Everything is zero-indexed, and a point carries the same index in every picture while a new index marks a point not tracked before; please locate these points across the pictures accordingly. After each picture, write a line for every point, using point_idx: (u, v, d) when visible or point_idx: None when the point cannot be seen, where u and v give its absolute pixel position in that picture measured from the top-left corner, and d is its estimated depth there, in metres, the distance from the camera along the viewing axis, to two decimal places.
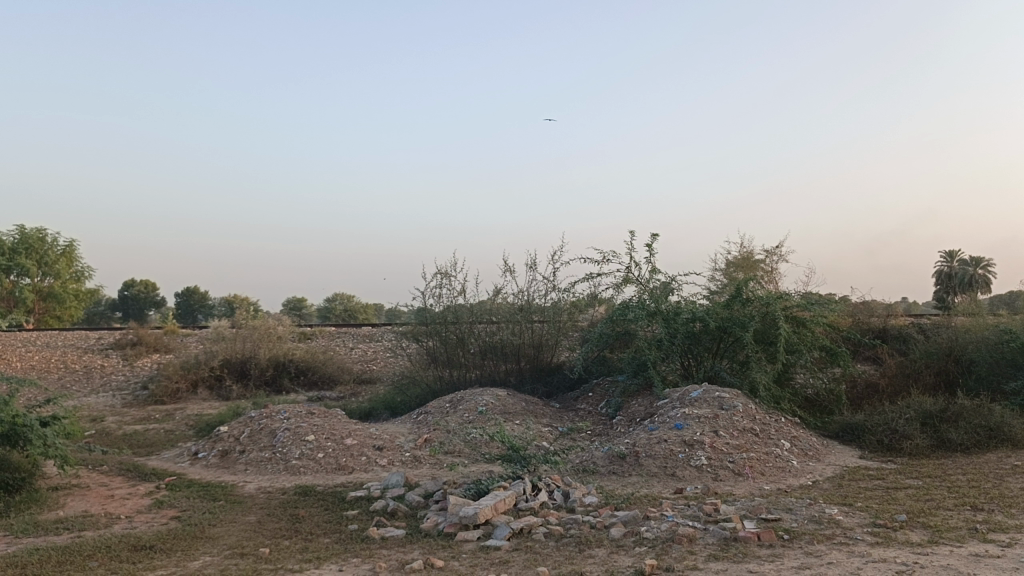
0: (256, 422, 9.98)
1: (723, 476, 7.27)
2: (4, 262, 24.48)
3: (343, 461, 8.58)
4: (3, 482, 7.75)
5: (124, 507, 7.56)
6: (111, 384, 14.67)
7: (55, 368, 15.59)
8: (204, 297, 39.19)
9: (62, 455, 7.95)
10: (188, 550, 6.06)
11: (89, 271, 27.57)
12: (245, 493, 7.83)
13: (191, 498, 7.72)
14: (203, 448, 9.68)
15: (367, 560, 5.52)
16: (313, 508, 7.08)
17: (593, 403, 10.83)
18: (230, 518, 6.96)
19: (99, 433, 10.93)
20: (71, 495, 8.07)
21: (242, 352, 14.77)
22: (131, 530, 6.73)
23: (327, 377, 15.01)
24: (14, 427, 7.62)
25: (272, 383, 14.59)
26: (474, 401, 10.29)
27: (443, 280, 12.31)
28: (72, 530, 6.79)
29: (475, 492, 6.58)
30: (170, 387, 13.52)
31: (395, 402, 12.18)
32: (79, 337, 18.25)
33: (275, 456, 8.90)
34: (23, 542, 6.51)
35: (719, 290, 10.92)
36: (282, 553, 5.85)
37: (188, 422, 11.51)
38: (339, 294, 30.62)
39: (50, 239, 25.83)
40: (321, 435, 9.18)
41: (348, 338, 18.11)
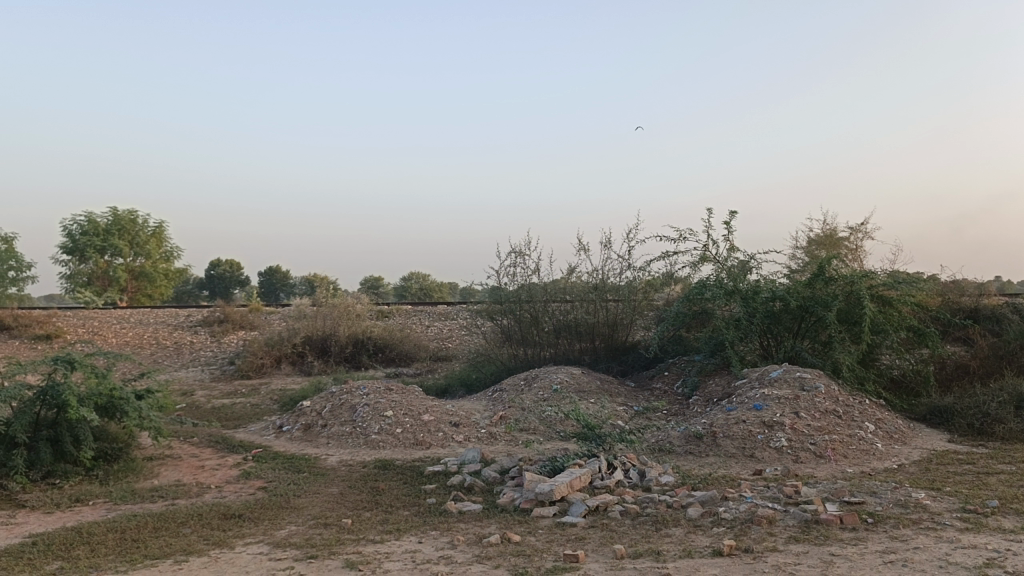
0: (337, 397, 10.24)
1: (804, 458, 7.14)
2: (100, 243, 25.74)
3: (421, 437, 8.74)
4: (102, 452, 8.19)
5: (214, 476, 7.90)
6: (200, 360, 15.24)
7: (147, 344, 16.28)
8: (286, 277, 40.22)
9: (156, 427, 8.35)
10: (275, 520, 6.29)
11: (178, 252, 28.60)
12: (327, 466, 8.07)
13: (277, 469, 8.00)
14: (287, 422, 10.00)
15: (446, 533, 5.63)
16: (392, 482, 7.25)
17: (669, 382, 10.74)
18: (314, 489, 7.19)
19: (190, 406, 11.40)
20: (164, 465, 8.46)
21: (323, 329, 15.15)
22: (221, 499, 7.02)
23: (404, 355, 15.23)
24: (112, 399, 8.07)
25: (351, 359, 14.94)
26: (548, 379, 10.34)
27: (517, 259, 12.33)
28: (166, 498, 7.12)
29: (551, 469, 6.63)
30: (255, 362, 13.99)
31: (471, 379, 12.33)
32: (169, 314, 19.00)
33: (356, 431, 9.12)
34: (122, 508, 6.87)
35: (800, 268, 10.65)
36: (364, 524, 6.03)
37: (272, 397, 11.89)
38: (415, 272, 31.01)
39: (141, 221, 26.94)
40: (399, 411, 9.36)
41: (424, 317, 18.35)
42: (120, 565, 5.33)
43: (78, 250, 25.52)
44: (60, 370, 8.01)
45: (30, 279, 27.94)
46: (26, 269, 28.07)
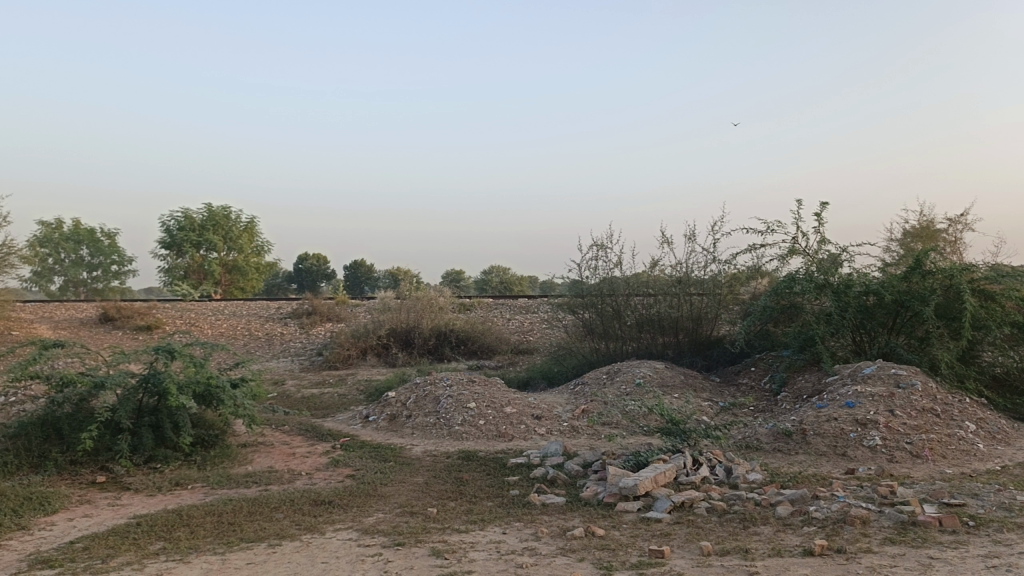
0: (421, 389, 10.41)
1: (900, 457, 6.89)
2: (196, 238, 26.81)
3: (503, 429, 8.80)
4: (200, 438, 8.55)
5: (305, 464, 8.14)
6: (290, 350, 15.72)
7: (240, 335, 16.88)
8: (370, 270, 41.03)
9: (249, 415, 8.66)
10: (363, 507, 6.45)
11: (268, 246, 29.52)
12: (412, 456, 8.22)
13: (364, 458, 8.20)
14: (373, 412, 10.22)
15: (530, 524, 5.66)
16: (476, 472, 7.33)
17: (756, 378, 10.52)
18: (399, 478, 7.34)
19: (281, 396, 11.77)
20: (258, 451, 8.77)
21: (407, 322, 15.40)
22: (312, 486, 7.25)
23: (487, 347, 15.35)
24: (209, 387, 8.43)
25: (435, 352, 15.16)
26: (631, 373, 10.27)
27: (599, 252, 12.27)
28: (260, 483, 7.38)
29: (635, 463, 6.60)
30: (342, 353, 14.34)
31: (553, 373, 12.36)
32: (261, 306, 19.64)
33: (440, 422, 9.26)
34: (219, 492, 7.16)
35: (894, 262, 10.29)
36: (449, 513, 6.12)
37: (359, 388, 12.16)
38: (496, 266, 31.23)
39: (233, 216, 27.92)
40: (482, 403, 9.46)
41: (505, 310, 18.46)
42: (218, 547, 5.56)
43: (176, 245, 26.65)
44: (161, 359, 8.40)
45: (132, 272, 29.30)
46: (128, 263, 29.43)
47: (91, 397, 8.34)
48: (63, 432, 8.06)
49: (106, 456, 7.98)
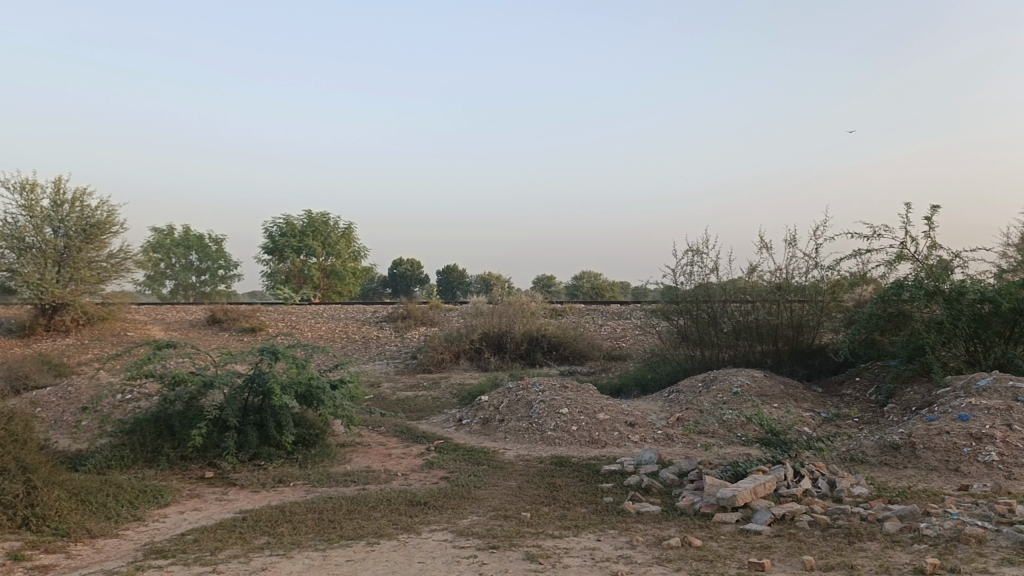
0: (514, 393, 10.45)
1: (1019, 475, 6.51)
2: (297, 244, 27.75)
3: (596, 435, 8.75)
4: (302, 437, 8.83)
5: (400, 465, 8.30)
6: (385, 353, 16.06)
7: (338, 338, 17.35)
8: (462, 275, 41.52)
9: (348, 415, 8.88)
10: (457, 509, 6.52)
11: (364, 251, 30.27)
12: (505, 460, 8.26)
13: (458, 461, 8.29)
14: (466, 415, 10.34)
15: (624, 532, 5.61)
16: (569, 478, 7.31)
17: (861, 389, 10.13)
18: (493, 482, 7.39)
19: (377, 397, 12.03)
20: (355, 451, 8.99)
21: (499, 326, 15.50)
22: (408, 486, 7.38)
23: (579, 353, 15.29)
24: (310, 388, 8.70)
25: (527, 357, 15.20)
26: (728, 382, 10.04)
27: (694, 258, 12.06)
28: (358, 483, 7.56)
29: (733, 474, 6.45)
30: (436, 357, 14.56)
31: (646, 380, 12.21)
32: (358, 310, 20.15)
33: (532, 426, 9.28)
34: (319, 490, 7.37)
35: (1012, 268, 9.74)
36: (543, 518, 6.12)
37: (452, 391, 12.31)
38: (587, 271, 31.12)
39: (332, 223, 28.77)
40: (575, 409, 9.43)
41: (597, 316, 18.38)
42: (319, 543, 5.72)
43: (278, 250, 27.65)
44: (266, 359, 8.74)
45: (237, 277, 30.52)
46: (233, 268, 30.69)
47: (201, 396, 8.73)
48: (175, 429, 8.45)
49: (213, 452, 8.33)
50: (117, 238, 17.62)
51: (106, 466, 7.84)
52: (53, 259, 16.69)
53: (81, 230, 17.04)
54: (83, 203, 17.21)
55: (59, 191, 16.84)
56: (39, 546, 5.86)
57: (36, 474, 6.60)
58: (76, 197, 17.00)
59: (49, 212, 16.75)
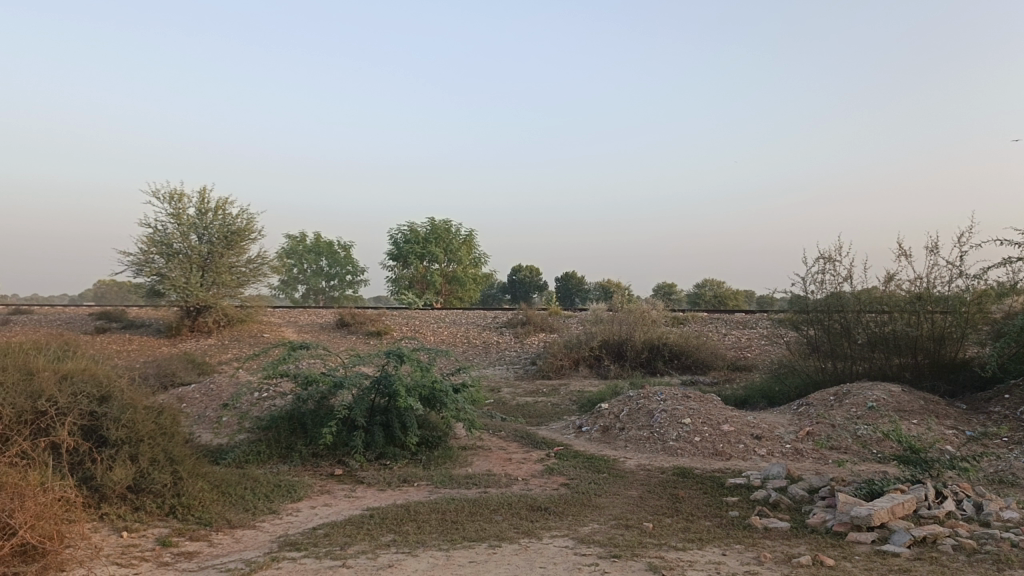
0: (635, 402, 10.34)
1: None
2: (420, 250, 28.56)
3: (720, 447, 8.54)
4: (426, 438, 9.04)
5: (521, 470, 8.36)
6: (505, 359, 16.24)
7: (459, 342, 17.67)
8: (581, 282, 41.51)
9: (469, 419, 9.04)
10: (578, 516, 6.50)
11: (484, 258, 30.80)
12: (626, 469, 8.18)
13: (578, 468, 8.27)
14: (586, 423, 10.30)
15: (751, 548, 5.45)
16: (692, 490, 7.17)
17: (1011, 407, 9.45)
18: (613, 490, 7.33)
19: (498, 402, 12.17)
20: (477, 454, 9.12)
21: (619, 334, 15.38)
22: (528, 491, 7.42)
23: (702, 362, 14.92)
24: (434, 391, 8.91)
25: (647, 365, 15.00)
26: (862, 396, 9.58)
27: (826, 266, 11.61)
28: (479, 485, 7.67)
29: (868, 492, 6.15)
30: (556, 363, 14.62)
31: (773, 392, 11.82)
32: (479, 315, 20.46)
33: (654, 436, 9.15)
34: (442, 491, 7.52)
35: None
36: (665, 530, 6.03)
37: (572, 398, 12.31)
38: (709, 279, 30.51)
39: (454, 230, 29.42)
40: (698, 419, 9.24)
41: (721, 325, 17.95)
42: (443, 543, 5.83)
43: (402, 257, 28.53)
44: (392, 362, 9.02)
45: (364, 282, 31.66)
46: (360, 274, 31.82)
47: (331, 395, 9.10)
48: (307, 427, 8.83)
49: (342, 450, 8.65)
50: (255, 245, 18.60)
51: (244, 460, 8.29)
52: (197, 264, 17.79)
53: (223, 236, 18.09)
54: (224, 212, 18.26)
55: (203, 200, 17.94)
56: (185, 533, 6.25)
57: (182, 465, 7.06)
58: (219, 206, 18.06)
59: (194, 220, 17.87)
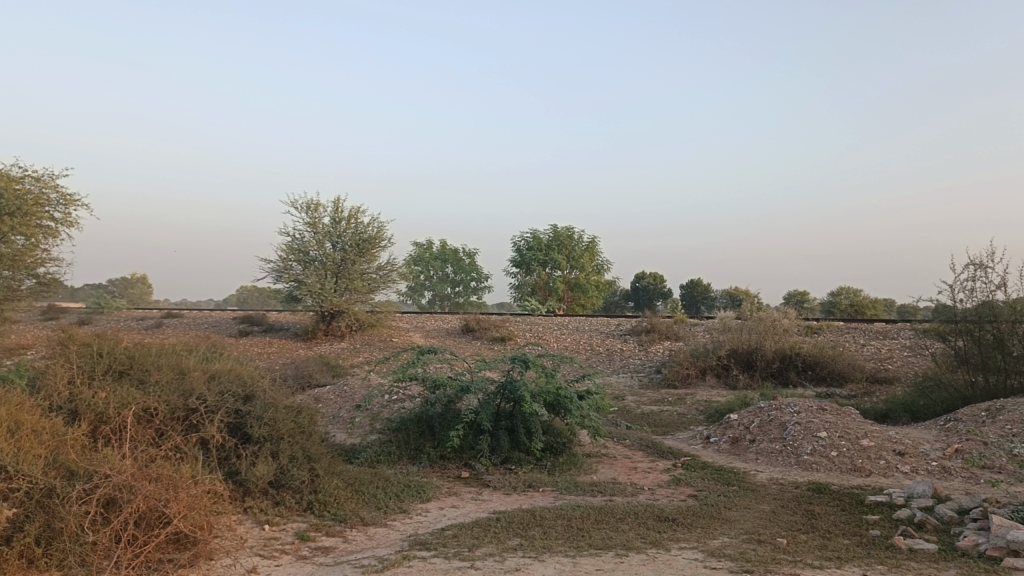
0: (766, 413, 10.01)
1: None
2: (543, 257, 28.78)
3: (859, 463, 8.15)
4: (550, 444, 9.06)
5: (647, 479, 8.25)
6: (630, 366, 16.09)
7: (583, 349, 17.64)
8: (707, 289, 40.62)
9: (594, 426, 9.00)
10: (707, 529, 6.35)
11: (607, 264, 30.68)
12: (757, 482, 7.93)
13: (707, 479, 8.09)
14: (715, 433, 10.06)
15: (895, 569, 5.17)
16: (828, 507, 6.86)
17: None
18: (744, 504, 7.12)
19: (622, 410, 12.07)
20: (601, 462, 9.07)
21: (749, 343, 14.93)
22: (655, 501, 7.32)
23: (838, 374, 14.25)
24: (559, 397, 8.93)
25: (779, 376, 14.49)
26: (1018, 412, 8.92)
27: (976, 272, 10.92)
28: (604, 493, 7.62)
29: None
30: (682, 372, 14.40)
31: (917, 406, 11.17)
32: (602, 323, 20.37)
33: (786, 449, 8.84)
34: (567, 498, 7.52)
35: None
36: (800, 546, 5.80)
37: (698, 407, 12.06)
38: (844, 287, 29.21)
39: (577, 237, 29.45)
40: (834, 433, 8.85)
41: (858, 335, 17.14)
42: (569, 549, 5.84)
43: (525, 263, 28.81)
44: (517, 368, 9.12)
45: (488, 288, 32.12)
46: (484, 281, 32.32)
47: (457, 400, 9.27)
48: (435, 429, 9.03)
49: (469, 454, 8.81)
50: (385, 252, 19.22)
51: (375, 460, 8.59)
52: (331, 271, 18.55)
53: (356, 244, 18.80)
54: (356, 220, 18.96)
55: (338, 209, 18.69)
56: (321, 529, 6.51)
57: (319, 463, 7.35)
58: (351, 214, 18.76)
59: (329, 229, 18.65)
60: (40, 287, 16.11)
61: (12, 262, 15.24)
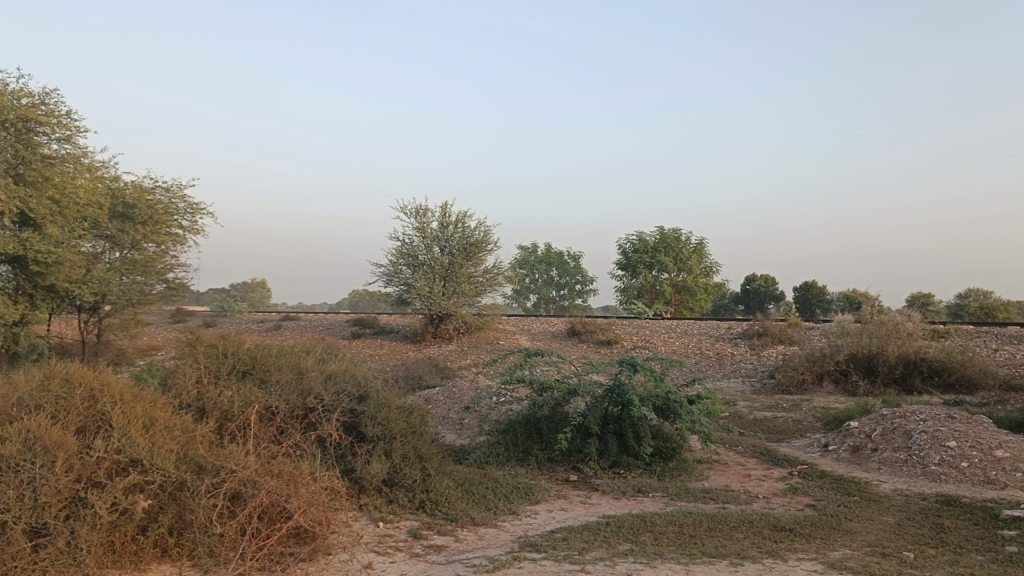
0: (889, 421, 9.56)
1: None
2: (650, 260, 28.46)
3: (993, 475, 7.68)
4: (660, 449, 8.93)
5: (761, 487, 8.02)
6: (741, 371, 15.70)
7: (692, 353, 17.32)
8: (822, 292, 39.18)
9: (705, 431, 8.81)
10: (827, 540, 6.12)
11: (716, 267, 30.02)
12: (880, 493, 7.58)
13: (825, 489, 7.79)
14: (833, 441, 9.68)
15: None
16: (959, 520, 6.50)
17: None
18: (867, 515, 6.82)
19: (735, 416, 11.77)
20: (713, 468, 8.87)
21: (869, 348, 14.31)
22: (770, 510, 7.10)
23: (968, 380, 13.46)
24: (668, 401, 8.79)
25: (902, 382, 13.82)
26: None
27: None
28: (717, 501, 7.45)
29: None
30: (796, 377, 13.99)
31: None
32: (712, 326, 19.94)
33: (912, 459, 8.42)
34: (678, 504, 7.39)
35: None
36: (929, 561, 5.51)
37: (815, 414, 11.64)
38: (973, 289, 27.58)
39: (684, 238, 28.93)
40: (965, 443, 8.36)
41: (991, 339, 16.14)
42: (681, 557, 5.74)
43: (632, 266, 28.56)
44: (625, 371, 9.02)
45: (593, 292, 31.98)
46: (589, 284, 32.19)
47: (565, 402, 9.25)
48: (543, 432, 9.05)
49: (577, 457, 8.79)
50: (491, 256, 19.42)
51: (484, 462, 8.70)
52: (439, 274, 18.89)
53: (463, 248, 19.08)
54: (464, 225, 19.25)
55: (445, 214, 19.02)
56: (433, 527, 6.63)
57: (430, 462, 7.50)
58: (458, 219, 19.07)
59: (437, 234, 19.03)
60: (169, 291, 17.05)
61: (145, 268, 16.16)
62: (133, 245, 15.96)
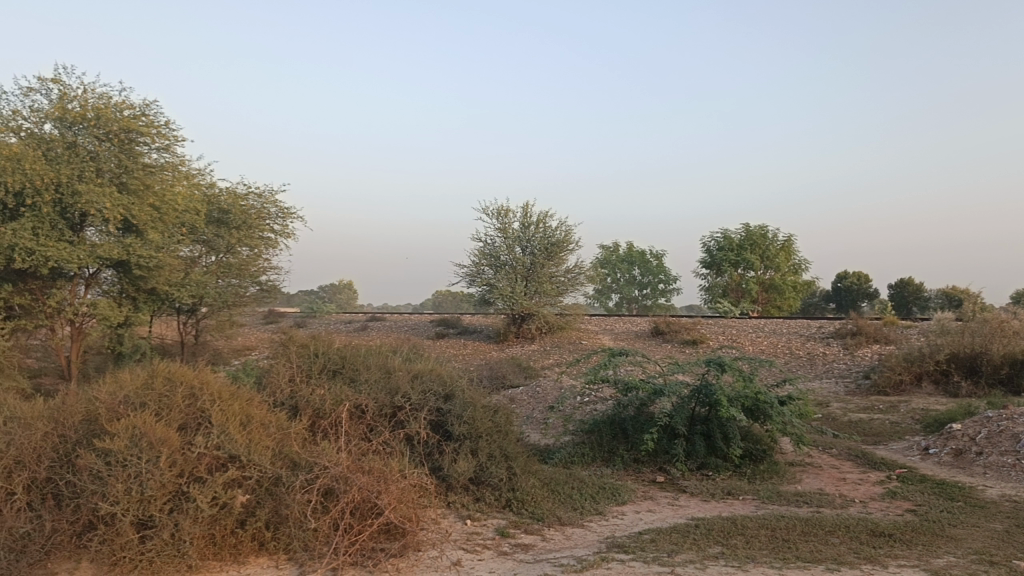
0: (995, 423, 9.11)
1: None
2: (735, 258, 27.88)
3: None
4: (749, 451, 8.75)
5: (857, 491, 7.76)
6: (833, 371, 15.24)
7: (781, 353, 16.91)
8: (919, 289, 37.69)
9: (797, 433, 8.57)
10: (930, 546, 5.88)
11: (805, 264, 29.20)
12: (986, 498, 7.23)
13: (926, 493, 7.48)
14: (934, 444, 9.29)
15: None
16: None
17: None
18: (972, 521, 6.52)
19: (828, 418, 11.43)
20: (806, 471, 8.63)
21: (971, 347, 13.68)
22: (868, 515, 6.86)
23: None
24: (757, 401, 8.59)
25: (1009, 383, 13.15)
26: None
27: None
28: (811, 504, 7.25)
29: None
30: (893, 378, 13.50)
31: None
32: (802, 325, 19.40)
33: (1021, 464, 8.01)
34: (770, 507, 7.22)
35: None
36: None
37: (914, 416, 11.19)
38: None
39: (771, 235, 28.21)
40: None
41: None
42: (775, 561, 5.61)
43: (716, 264, 28.04)
44: (712, 371, 8.86)
45: (676, 291, 31.55)
46: (673, 283, 31.74)
47: (650, 403, 9.15)
48: (629, 432, 8.97)
49: (664, 458, 8.69)
50: (573, 255, 19.37)
51: (570, 461, 8.69)
52: (522, 275, 18.95)
53: (544, 248, 19.10)
54: (545, 225, 19.26)
55: (527, 215, 19.07)
56: (520, 526, 6.66)
57: (516, 462, 7.53)
58: (540, 219, 19.10)
59: (519, 234, 19.11)
60: (262, 293, 17.63)
61: (239, 270, 16.68)
62: (228, 249, 16.54)
